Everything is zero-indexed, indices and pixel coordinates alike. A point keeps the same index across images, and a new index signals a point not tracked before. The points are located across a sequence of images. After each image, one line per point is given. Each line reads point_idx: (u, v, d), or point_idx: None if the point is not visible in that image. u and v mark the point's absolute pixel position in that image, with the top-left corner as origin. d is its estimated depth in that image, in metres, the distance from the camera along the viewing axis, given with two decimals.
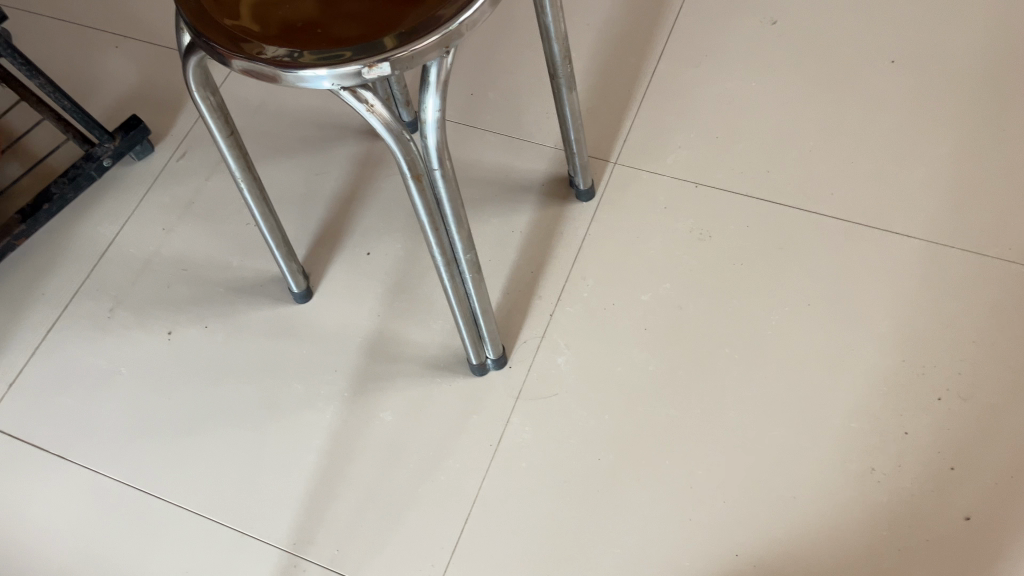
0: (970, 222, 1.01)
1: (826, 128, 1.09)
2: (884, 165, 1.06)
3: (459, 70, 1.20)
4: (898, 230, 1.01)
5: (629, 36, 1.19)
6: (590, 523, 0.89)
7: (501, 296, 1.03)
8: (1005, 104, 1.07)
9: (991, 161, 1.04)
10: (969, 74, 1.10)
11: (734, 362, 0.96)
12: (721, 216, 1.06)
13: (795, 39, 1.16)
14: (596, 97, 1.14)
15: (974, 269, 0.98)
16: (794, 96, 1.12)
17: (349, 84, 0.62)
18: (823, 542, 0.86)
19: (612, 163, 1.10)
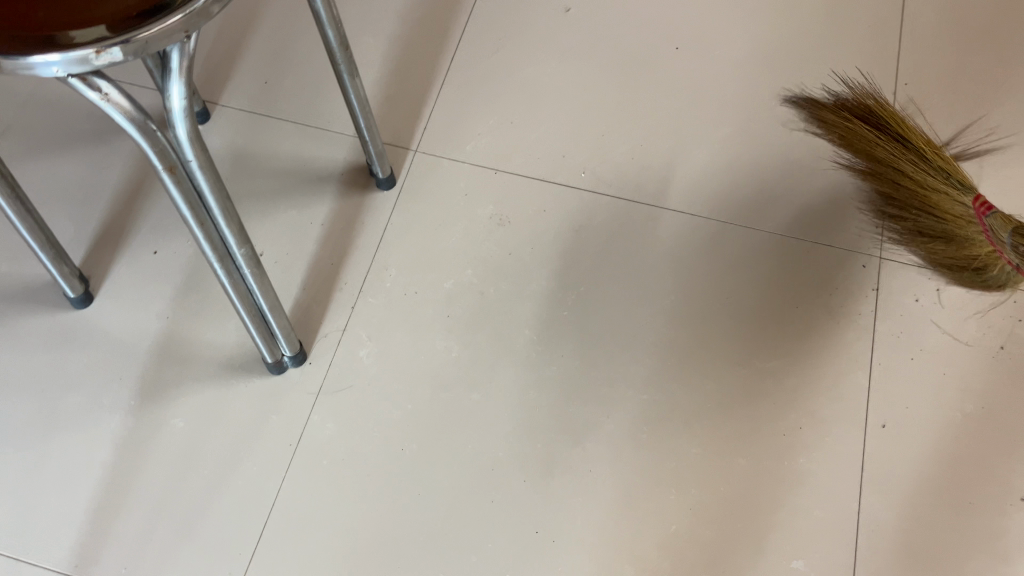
0: (746, 199, 1.07)
1: (619, 112, 1.13)
2: (673, 147, 1.11)
3: (253, 56, 1.15)
4: (683, 209, 1.07)
5: (428, 22, 1.18)
6: (394, 513, 0.88)
7: (299, 291, 1.00)
8: (776, 88, 1.15)
9: (767, 141, 1.11)
10: (746, 60, 1.17)
11: (534, 344, 0.98)
12: (521, 200, 1.07)
13: (589, 25, 1.19)
14: (395, 84, 1.13)
15: (751, 242, 1.04)
16: (589, 81, 1.15)
17: (77, 72, 0.55)
18: (617, 513, 0.89)
19: (413, 151, 1.09)
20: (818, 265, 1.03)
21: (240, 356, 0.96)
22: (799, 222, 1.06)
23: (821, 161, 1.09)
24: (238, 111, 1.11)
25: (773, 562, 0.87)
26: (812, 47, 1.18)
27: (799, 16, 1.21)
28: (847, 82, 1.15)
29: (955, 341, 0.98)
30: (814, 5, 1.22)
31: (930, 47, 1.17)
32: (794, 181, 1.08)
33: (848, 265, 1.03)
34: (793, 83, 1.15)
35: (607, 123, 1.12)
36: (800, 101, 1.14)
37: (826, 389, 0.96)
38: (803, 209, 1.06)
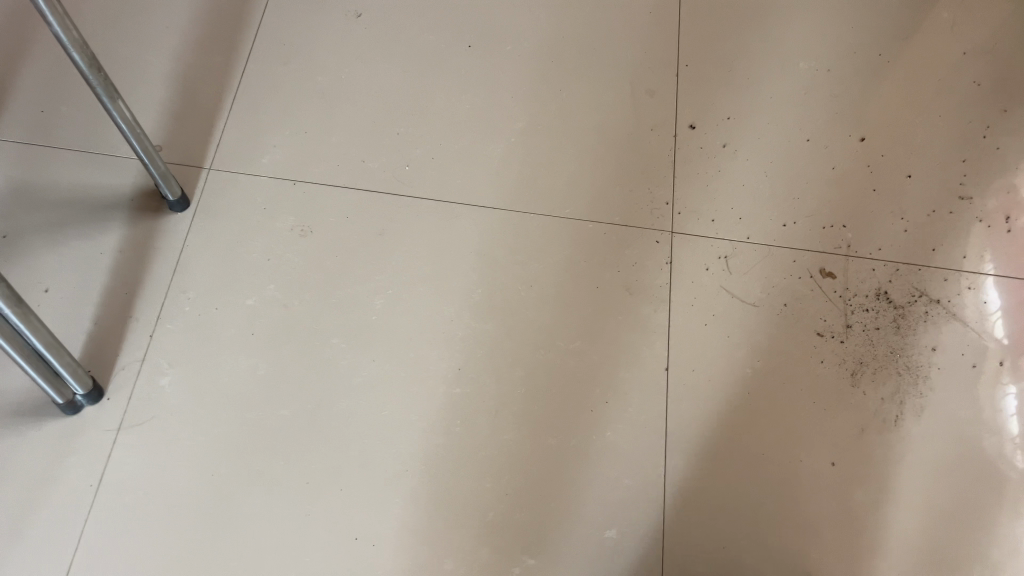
0: (544, 189, 1.11)
1: (415, 113, 1.14)
2: (472, 147, 1.13)
3: (25, 82, 1.08)
4: (480, 203, 1.10)
5: (213, 31, 1.14)
6: (214, 538, 0.88)
7: (92, 326, 0.96)
8: (568, 78, 1.19)
9: (562, 131, 1.15)
10: (537, 53, 1.20)
11: (344, 351, 0.99)
12: (322, 212, 1.08)
13: (381, 28, 1.18)
14: (180, 101, 1.09)
15: (549, 229, 1.08)
16: (387, 81, 1.14)
17: None
18: (435, 509, 0.92)
19: (205, 169, 1.06)
20: (613, 245, 1.07)
21: (32, 402, 0.93)
22: (594, 205, 1.10)
23: (613, 145, 1.14)
24: (10, 142, 1.04)
25: (585, 533, 0.92)
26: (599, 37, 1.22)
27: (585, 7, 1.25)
28: (634, 70, 1.20)
29: (744, 303, 1.04)
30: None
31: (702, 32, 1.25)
32: (590, 167, 1.12)
33: (643, 242, 1.08)
34: (583, 72, 1.19)
35: (405, 125, 1.13)
36: (589, 89, 1.18)
37: (626, 362, 1.00)
38: (598, 193, 1.11)
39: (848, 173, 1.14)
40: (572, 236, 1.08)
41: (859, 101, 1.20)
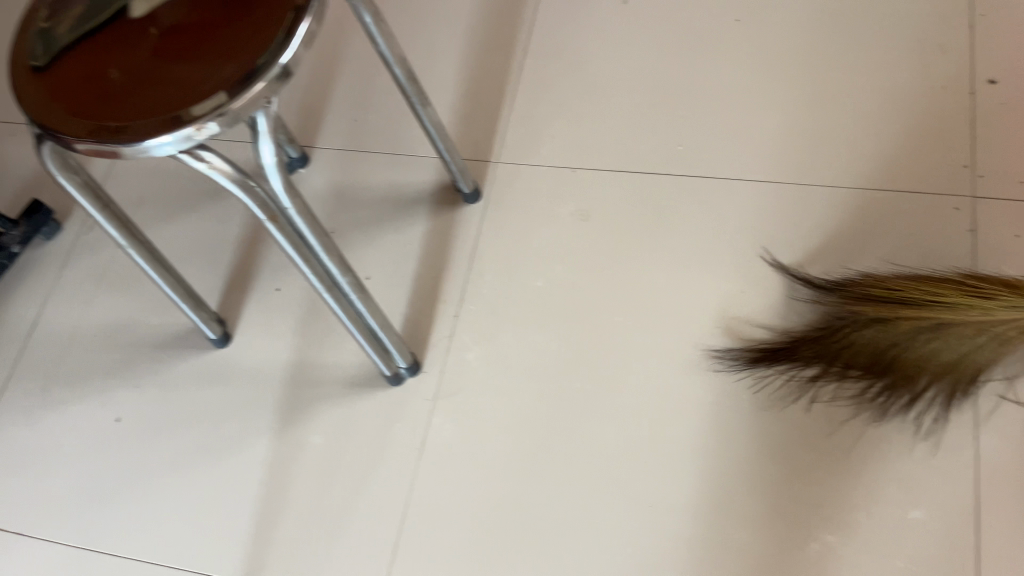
0: (836, 158, 1.01)
1: (686, 95, 1.10)
2: (762, 116, 1.06)
3: (339, 98, 1.21)
4: (758, 179, 1.03)
5: (496, 28, 1.21)
6: (546, 499, 0.90)
7: (408, 307, 1.04)
8: (873, 37, 1.08)
9: (864, 93, 1.04)
10: (827, 16, 1.11)
11: (620, 333, 0.98)
12: (602, 197, 1.06)
13: (647, 16, 1.17)
14: (469, 100, 1.16)
15: (838, 201, 0.99)
16: (652, 69, 1.13)
17: (189, 149, 0.65)
18: (714, 498, 0.87)
19: (493, 163, 1.12)
20: (931, 211, 0.96)
21: (366, 372, 1.01)
22: (891, 172, 0.99)
23: (917, 104, 1.02)
24: (331, 151, 1.17)
25: (872, 527, 0.83)
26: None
27: None
28: (929, 20, 1.07)
29: None
30: None
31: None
32: (898, 129, 1.01)
33: (939, 210, 0.95)
34: (890, 28, 1.08)
35: (674, 109, 1.09)
36: (895, 45, 1.06)
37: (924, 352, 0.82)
38: (909, 155, 0.99)
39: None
40: (885, 206, 0.97)
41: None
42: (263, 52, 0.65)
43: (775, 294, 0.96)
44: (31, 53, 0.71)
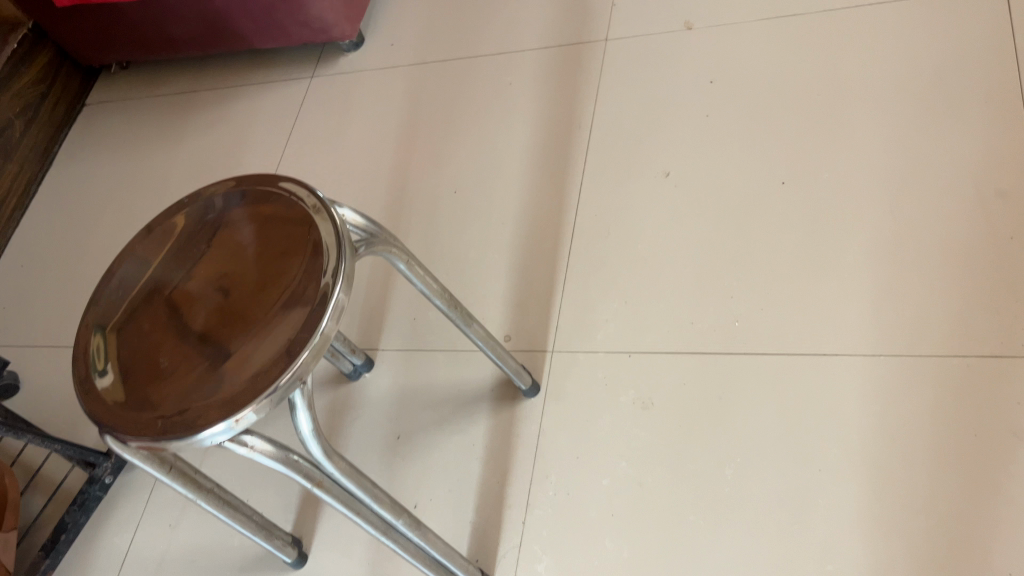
0: (904, 324, 0.97)
1: (737, 266, 1.08)
2: (823, 283, 1.03)
3: (399, 297, 1.25)
4: (822, 351, 0.99)
5: (542, 213, 1.23)
6: None
7: (475, 515, 1.03)
8: (926, 188, 1.04)
9: (924, 250, 1.00)
10: (874, 168, 1.08)
11: (693, 535, 0.93)
12: (661, 382, 1.04)
13: (690, 186, 1.17)
14: (522, 290, 1.18)
15: (913, 372, 0.94)
16: (700, 242, 1.12)
17: (231, 437, 0.68)
18: None
19: (549, 352, 1.12)
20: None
21: None
22: (964, 335, 0.94)
23: (984, 257, 0.97)
24: (395, 353, 1.20)
25: None
26: (957, 125, 1.06)
27: (918, 110, 1.10)
28: (985, 165, 1.02)
29: None
30: (943, 90, 1.10)
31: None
32: (969, 286, 0.96)
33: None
34: (943, 176, 1.04)
35: (726, 283, 1.08)
36: (950, 193, 1.02)
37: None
38: (987, 315, 0.94)
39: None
40: (970, 372, 0.92)
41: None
42: (298, 338, 0.69)
43: (855, 484, 0.90)
44: (93, 351, 0.75)
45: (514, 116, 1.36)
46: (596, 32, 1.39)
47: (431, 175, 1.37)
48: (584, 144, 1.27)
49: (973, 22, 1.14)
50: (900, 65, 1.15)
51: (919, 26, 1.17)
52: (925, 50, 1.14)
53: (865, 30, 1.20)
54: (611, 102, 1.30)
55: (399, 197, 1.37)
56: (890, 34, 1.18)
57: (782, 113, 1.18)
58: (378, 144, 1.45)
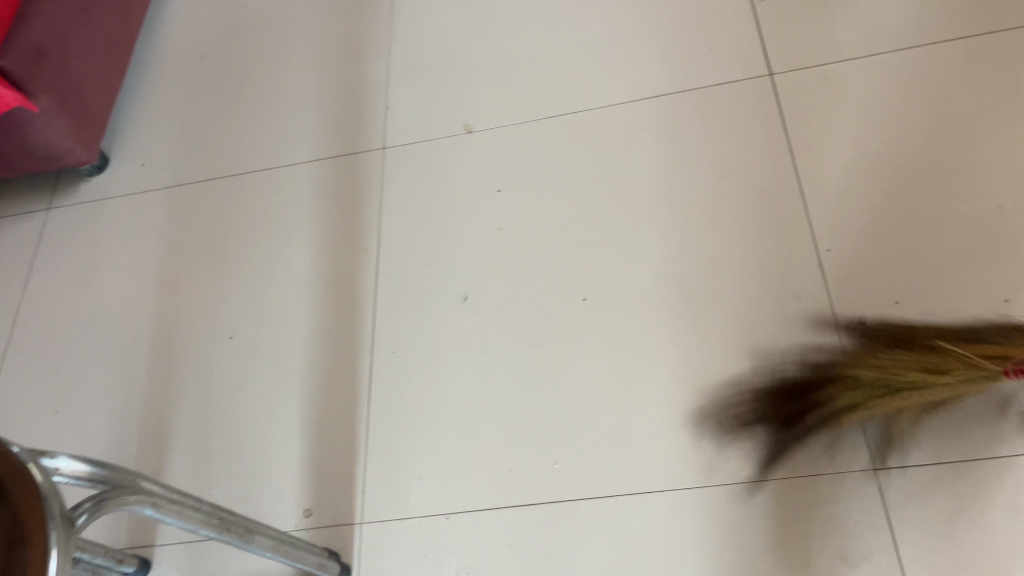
0: (721, 447, 0.92)
1: (547, 399, 1.00)
2: (636, 410, 0.97)
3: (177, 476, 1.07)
4: (645, 487, 0.92)
5: (333, 358, 1.11)
6: None
7: None
8: (722, 296, 1.01)
9: (729, 364, 0.97)
10: (670, 278, 1.04)
11: None
12: (483, 547, 0.93)
13: (489, 313, 1.09)
14: (319, 452, 1.04)
15: (737, 501, 0.89)
16: (505, 375, 1.03)
17: None
18: None
19: (357, 524, 0.99)
20: (847, 498, 0.87)
21: None
22: (779, 454, 0.91)
23: (786, 365, 0.95)
24: (175, 548, 1.02)
25: None
26: (741, 227, 1.06)
27: (703, 213, 1.08)
28: (773, 268, 1.02)
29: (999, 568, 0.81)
30: (722, 190, 1.09)
31: (915, 156, 1.05)
32: (775, 399, 0.93)
33: (842, 493, 0.87)
34: (736, 283, 1.02)
35: (538, 419, 0.99)
36: (744, 300, 1.01)
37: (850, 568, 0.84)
38: (798, 430, 0.91)
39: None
40: (787, 499, 0.88)
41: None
42: None
43: None
44: None
45: (291, 242, 1.22)
46: (370, 142, 1.29)
47: (199, 318, 1.20)
48: (371, 274, 1.16)
49: (741, 118, 1.14)
50: (680, 165, 1.13)
51: (692, 121, 1.16)
52: (701, 149, 1.13)
53: (642, 126, 1.17)
54: (395, 223, 1.20)
55: (164, 349, 1.18)
56: (666, 131, 1.16)
57: (573, 223, 1.12)
58: (135, 286, 1.25)
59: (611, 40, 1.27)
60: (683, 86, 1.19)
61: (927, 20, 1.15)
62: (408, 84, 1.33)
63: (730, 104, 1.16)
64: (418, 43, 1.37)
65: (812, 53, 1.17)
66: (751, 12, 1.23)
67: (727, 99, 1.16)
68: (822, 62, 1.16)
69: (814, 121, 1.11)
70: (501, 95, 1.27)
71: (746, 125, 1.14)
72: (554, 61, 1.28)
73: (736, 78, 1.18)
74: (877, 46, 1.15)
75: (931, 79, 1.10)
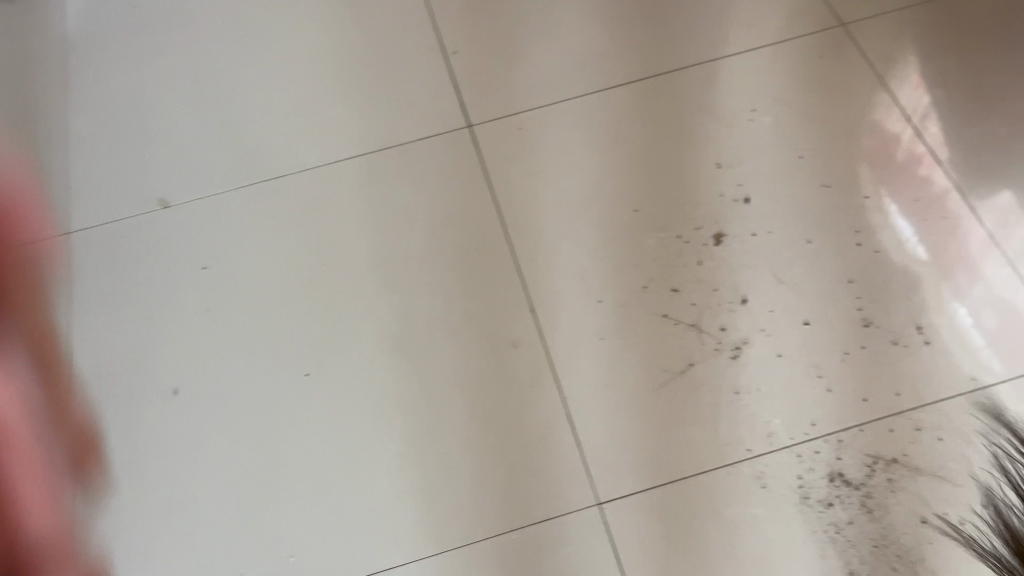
0: (453, 508, 0.93)
1: (274, 488, 0.96)
2: (367, 484, 0.95)
3: None
4: (382, 565, 0.91)
5: None
6: None
7: None
8: (443, 352, 1.02)
9: (456, 422, 0.97)
10: (390, 341, 1.03)
11: None
12: None
13: (203, 403, 1.01)
14: None
15: (473, 561, 0.90)
16: (227, 470, 0.97)
17: None
18: None
19: None
20: (573, 536, 0.90)
21: None
22: (510, 504, 0.93)
23: (509, 414, 0.97)
24: None
25: None
26: (455, 279, 1.07)
27: (417, 269, 1.08)
28: (487, 318, 1.04)
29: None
30: (434, 244, 1.10)
31: (606, 195, 1.12)
32: (500, 451, 0.95)
33: (571, 531, 0.91)
34: (455, 336, 1.03)
35: (266, 512, 0.95)
36: (464, 353, 1.02)
37: None
38: (523, 477, 0.94)
39: (834, 295, 1.00)
40: (519, 548, 0.90)
41: (816, 198, 1.08)
42: None
43: None
44: None
45: None
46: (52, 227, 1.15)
47: None
48: None
49: (446, 171, 1.16)
50: (392, 224, 1.12)
51: (400, 178, 1.16)
52: (411, 205, 1.14)
53: (352, 187, 1.16)
54: (87, 316, 1.08)
55: None
56: (376, 189, 1.15)
57: (288, 294, 1.08)
58: None
59: (312, 99, 1.24)
60: (388, 143, 1.19)
61: (605, 65, 1.23)
62: (92, 157, 1.21)
63: (435, 158, 1.17)
64: (99, 112, 1.25)
65: (507, 100, 1.21)
66: (447, 62, 1.26)
67: (432, 153, 1.18)
68: (516, 109, 1.20)
69: (515, 169, 1.16)
70: (200, 163, 1.20)
71: (453, 178, 1.16)
72: (254, 124, 1.22)
73: (438, 132, 1.20)
74: (563, 91, 1.21)
75: (614, 121, 1.18)
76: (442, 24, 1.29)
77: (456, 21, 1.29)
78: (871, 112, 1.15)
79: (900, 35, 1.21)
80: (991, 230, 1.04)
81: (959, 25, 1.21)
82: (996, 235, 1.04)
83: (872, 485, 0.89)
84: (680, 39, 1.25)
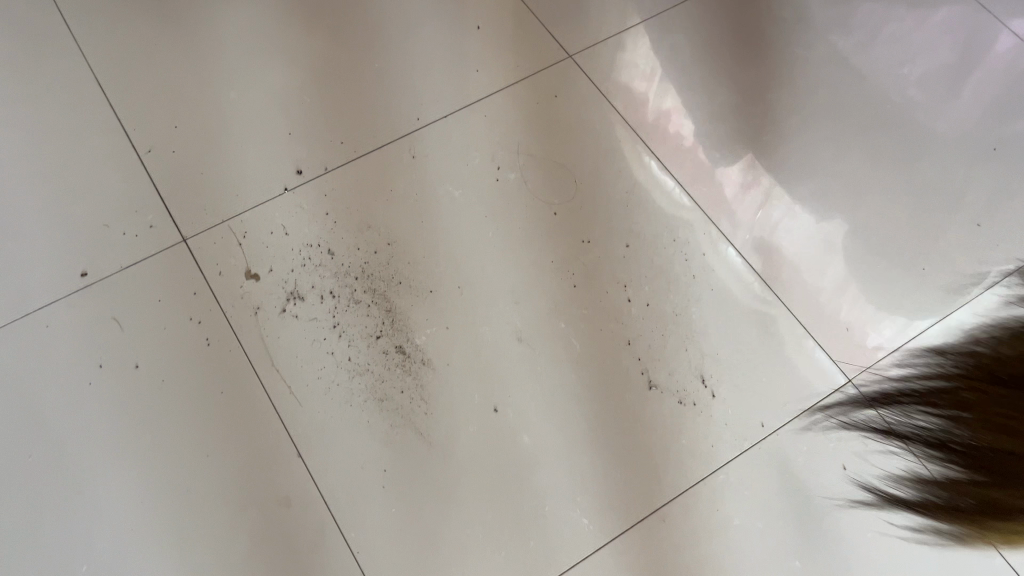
0: None
1: None
2: None
3: None
4: None
5: None
6: None
7: None
8: (206, 527, 0.87)
9: None
10: (141, 528, 0.87)
11: None
12: None
13: None
14: None
15: None
16: None
17: None
18: None
19: None
20: None
21: None
22: None
23: None
24: None
25: None
26: (204, 431, 0.91)
27: (155, 430, 0.91)
28: (250, 472, 0.89)
29: None
30: (169, 393, 0.93)
31: (359, 290, 0.99)
32: None
33: None
34: (218, 505, 0.88)
35: None
36: (231, 525, 0.87)
37: None
38: None
39: (616, 362, 0.96)
40: None
41: (578, 257, 1.03)
42: None
43: None
44: None
45: None
46: None
47: None
48: None
49: (165, 296, 0.98)
50: (112, 383, 0.93)
51: (110, 316, 0.96)
52: (132, 355, 0.95)
53: (51, 339, 0.95)
54: None
55: None
56: (83, 343, 0.95)
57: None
58: None
59: None
60: (88, 278, 0.98)
61: (329, 140, 1.09)
62: None
63: (151, 289, 0.98)
64: None
65: (224, 201, 1.04)
66: (141, 163, 1.06)
67: (146, 282, 0.99)
68: (238, 209, 1.04)
69: (250, 280, 0.99)
70: None
71: (178, 308, 0.97)
72: None
73: (149, 254, 1.00)
74: (289, 179, 1.06)
75: (350, 203, 1.05)
76: (125, 116, 1.09)
77: (143, 109, 1.10)
78: (614, 146, 1.11)
79: (623, 60, 1.18)
80: (736, 180, 1.10)
81: (676, 43, 1.20)
82: (745, 183, 1.10)
83: (688, 563, 0.87)
84: (406, 96, 1.13)
